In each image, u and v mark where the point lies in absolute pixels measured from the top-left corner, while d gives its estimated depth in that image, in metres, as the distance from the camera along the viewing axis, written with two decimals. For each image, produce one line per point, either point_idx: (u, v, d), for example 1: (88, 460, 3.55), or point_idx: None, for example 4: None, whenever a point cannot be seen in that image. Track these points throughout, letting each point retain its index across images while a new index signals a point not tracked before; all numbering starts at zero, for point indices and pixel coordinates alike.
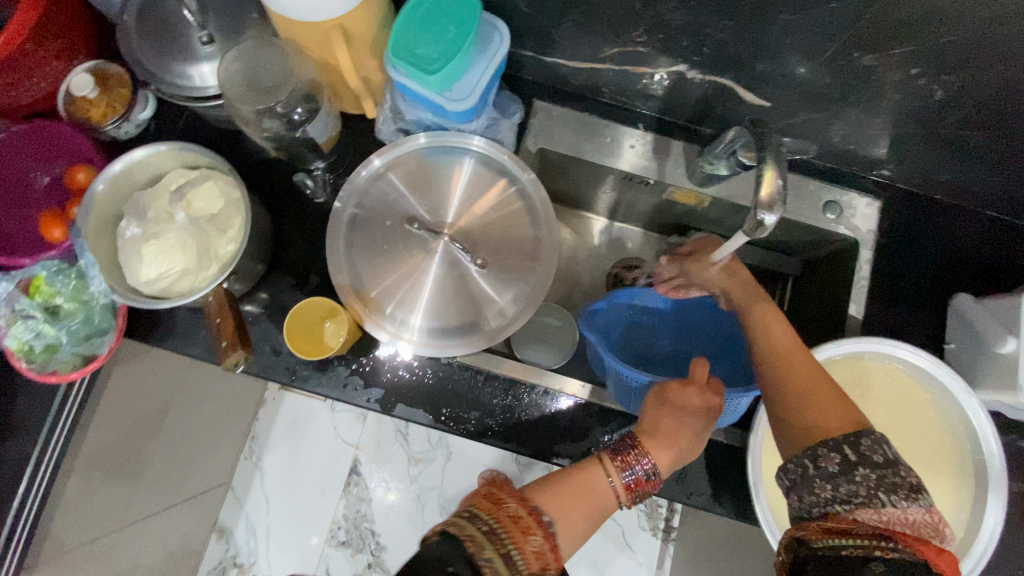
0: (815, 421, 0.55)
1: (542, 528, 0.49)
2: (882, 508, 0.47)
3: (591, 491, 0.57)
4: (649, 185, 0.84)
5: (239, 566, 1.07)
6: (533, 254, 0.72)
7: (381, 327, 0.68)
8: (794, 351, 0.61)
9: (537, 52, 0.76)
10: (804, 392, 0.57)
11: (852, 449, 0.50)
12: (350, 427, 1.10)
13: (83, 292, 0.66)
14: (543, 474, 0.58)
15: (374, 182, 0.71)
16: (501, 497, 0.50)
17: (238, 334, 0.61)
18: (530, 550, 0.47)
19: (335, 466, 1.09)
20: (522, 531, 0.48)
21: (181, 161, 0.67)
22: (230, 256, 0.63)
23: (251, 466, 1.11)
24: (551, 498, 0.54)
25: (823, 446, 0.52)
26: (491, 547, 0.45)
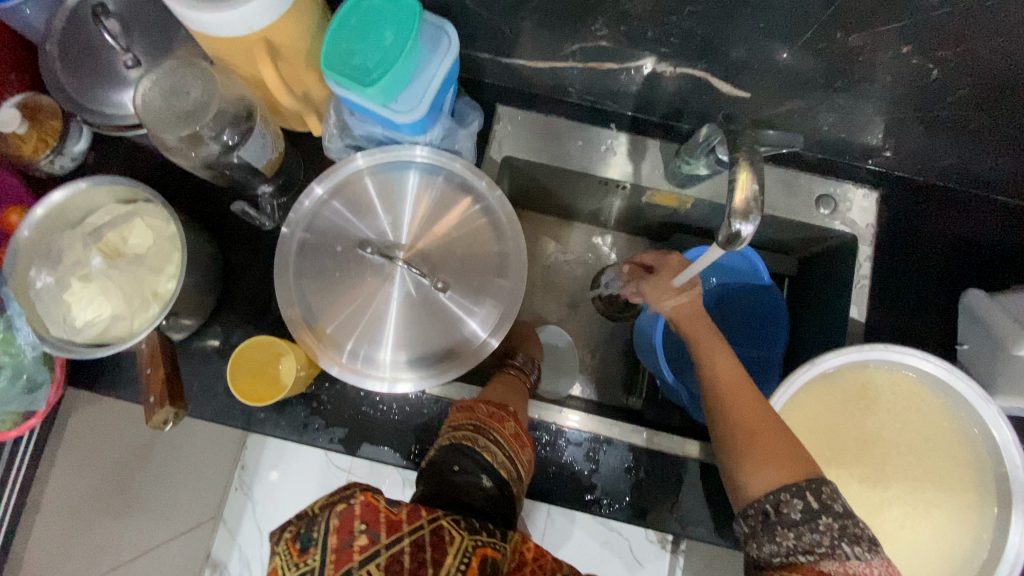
0: (768, 465, 0.52)
1: (511, 413, 0.59)
2: (846, 560, 0.46)
3: (514, 382, 0.68)
4: (626, 189, 0.78)
5: None
6: (499, 271, 0.67)
7: (338, 363, 0.63)
8: (742, 388, 0.58)
9: (495, 54, 0.70)
10: (767, 437, 0.54)
11: (815, 496, 0.49)
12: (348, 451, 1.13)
13: (10, 343, 0.60)
14: (491, 385, 0.66)
15: (319, 210, 0.66)
16: (474, 405, 0.60)
17: (167, 389, 0.57)
18: (508, 432, 0.57)
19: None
20: (498, 421, 0.57)
21: (115, 195, 0.62)
22: (170, 295, 0.59)
23: (204, 523, 0.97)
24: (501, 395, 0.63)
25: (786, 492, 0.50)
26: (484, 437, 0.55)
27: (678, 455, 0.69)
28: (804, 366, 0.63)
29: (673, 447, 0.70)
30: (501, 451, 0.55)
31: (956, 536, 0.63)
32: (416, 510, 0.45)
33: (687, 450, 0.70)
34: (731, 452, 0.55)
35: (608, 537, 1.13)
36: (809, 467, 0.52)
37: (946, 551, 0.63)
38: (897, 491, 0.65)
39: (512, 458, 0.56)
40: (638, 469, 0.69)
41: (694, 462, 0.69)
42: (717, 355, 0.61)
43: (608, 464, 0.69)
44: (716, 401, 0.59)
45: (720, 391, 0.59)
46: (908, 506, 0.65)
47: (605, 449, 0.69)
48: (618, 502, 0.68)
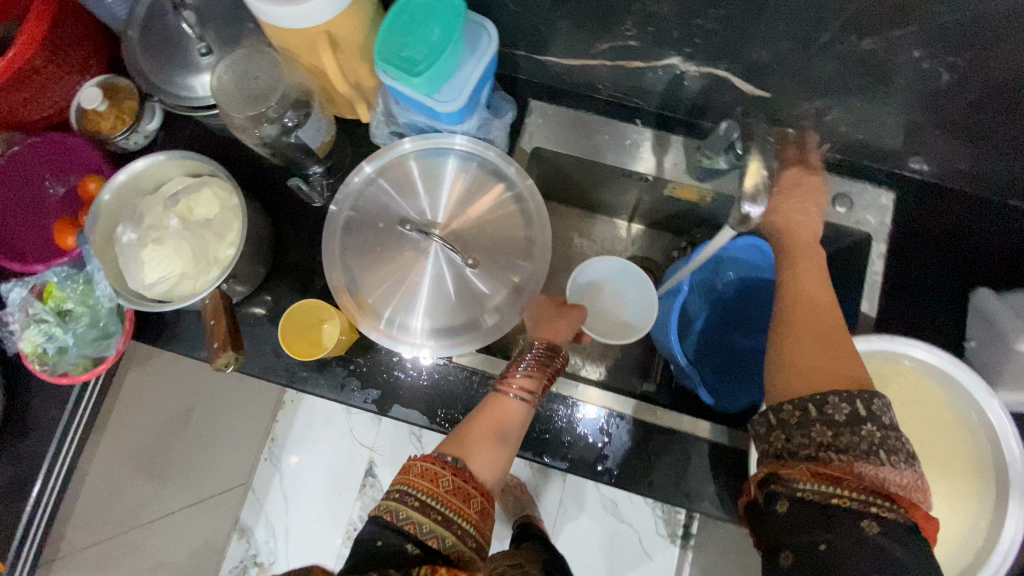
0: (821, 373, 0.52)
1: (450, 468, 0.54)
2: (880, 466, 0.47)
3: (496, 415, 0.60)
4: (649, 181, 0.82)
5: (259, 565, 1.10)
6: (526, 252, 0.72)
7: (376, 329, 0.69)
8: (815, 302, 0.57)
9: (530, 51, 0.76)
10: (818, 346, 0.54)
11: (865, 405, 0.49)
12: (366, 429, 1.13)
13: (90, 296, 0.69)
14: (460, 424, 0.61)
15: (366, 187, 0.73)
16: (412, 461, 0.56)
17: (231, 337, 0.64)
18: (441, 493, 0.53)
19: (351, 467, 1.12)
20: (429, 481, 0.53)
21: (184, 168, 0.69)
22: (229, 260, 0.66)
23: (271, 466, 1.14)
24: (454, 441, 0.58)
25: (834, 394, 0.50)
26: (405, 507, 0.52)
27: (688, 434, 0.73)
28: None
29: (684, 426, 0.74)
30: (428, 516, 0.51)
31: (953, 523, 0.65)
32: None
33: (697, 429, 0.74)
34: (778, 354, 0.56)
35: (617, 527, 1.17)
36: (854, 381, 0.51)
37: (948, 537, 0.65)
38: None
39: (447, 520, 0.52)
40: (646, 443, 0.73)
41: (703, 441, 0.73)
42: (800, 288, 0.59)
43: (619, 438, 0.73)
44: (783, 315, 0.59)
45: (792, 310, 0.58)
46: None
47: (617, 423, 0.74)
48: (627, 474, 0.73)
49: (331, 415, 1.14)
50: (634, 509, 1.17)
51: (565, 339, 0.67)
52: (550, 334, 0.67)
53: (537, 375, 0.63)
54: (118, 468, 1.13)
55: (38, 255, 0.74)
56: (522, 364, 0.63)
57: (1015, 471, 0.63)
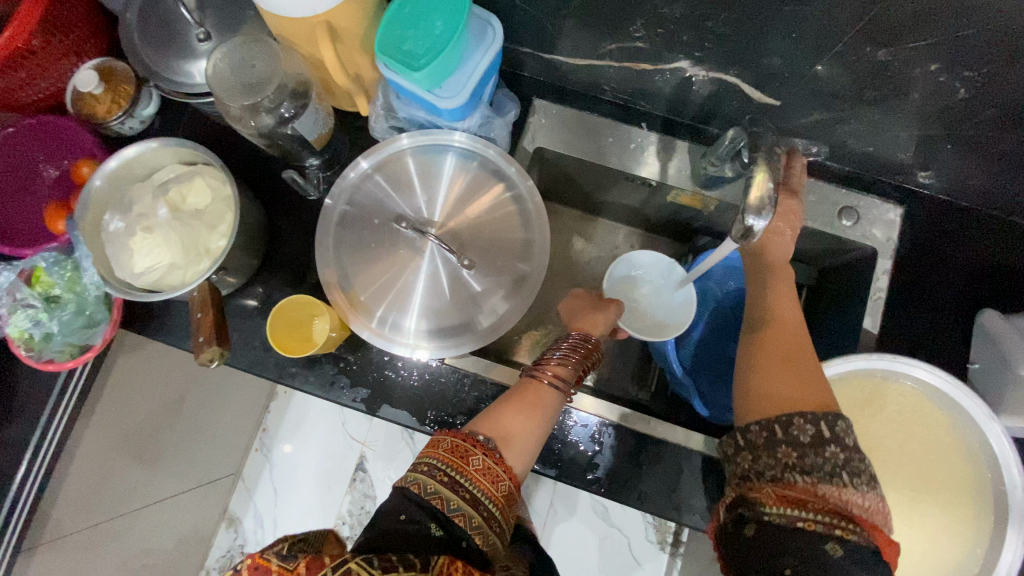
0: (793, 393, 0.51)
1: (482, 446, 0.54)
2: (844, 488, 0.46)
3: (530, 399, 0.60)
4: (652, 186, 0.80)
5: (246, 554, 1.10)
6: (524, 255, 0.71)
7: (368, 328, 0.68)
8: (789, 321, 0.58)
9: (536, 49, 0.74)
10: (789, 365, 0.54)
11: (829, 425, 0.48)
12: (358, 424, 1.14)
13: (77, 283, 0.67)
14: (491, 404, 0.61)
15: (362, 183, 0.71)
16: (440, 438, 0.55)
17: (216, 331, 0.62)
18: (471, 470, 0.53)
19: (343, 461, 1.13)
20: (460, 457, 0.53)
21: (178, 156, 0.68)
22: (221, 251, 0.64)
23: (262, 457, 1.14)
24: (486, 420, 0.58)
25: (800, 415, 0.49)
26: (432, 480, 0.51)
27: (681, 445, 0.72)
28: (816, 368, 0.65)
29: (678, 437, 0.72)
30: (456, 493, 0.51)
31: (949, 549, 0.64)
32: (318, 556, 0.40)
33: (690, 441, 0.72)
34: (755, 364, 0.56)
35: (606, 532, 1.16)
36: (823, 403, 0.51)
37: (939, 562, 0.64)
38: (895, 499, 0.66)
39: (474, 498, 0.51)
40: (638, 455, 0.72)
41: (696, 453, 0.72)
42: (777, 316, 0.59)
43: (611, 447, 0.72)
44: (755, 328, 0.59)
45: (764, 325, 0.59)
46: (904, 517, 0.66)
47: (610, 432, 0.73)
48: (618, 484, 0.71)
49: (324, 408, 1.15)
50: (624, 515, 1.16)
51: (602, 331, 0.69)
52: (588, 326, 0.69)
53: (572, 364, 0.63)
54: (107, 454, 1.12)
55: (28, 238, 0.73)
56: (557, 353, 0.64)
57: (1014, 502, 0.61)
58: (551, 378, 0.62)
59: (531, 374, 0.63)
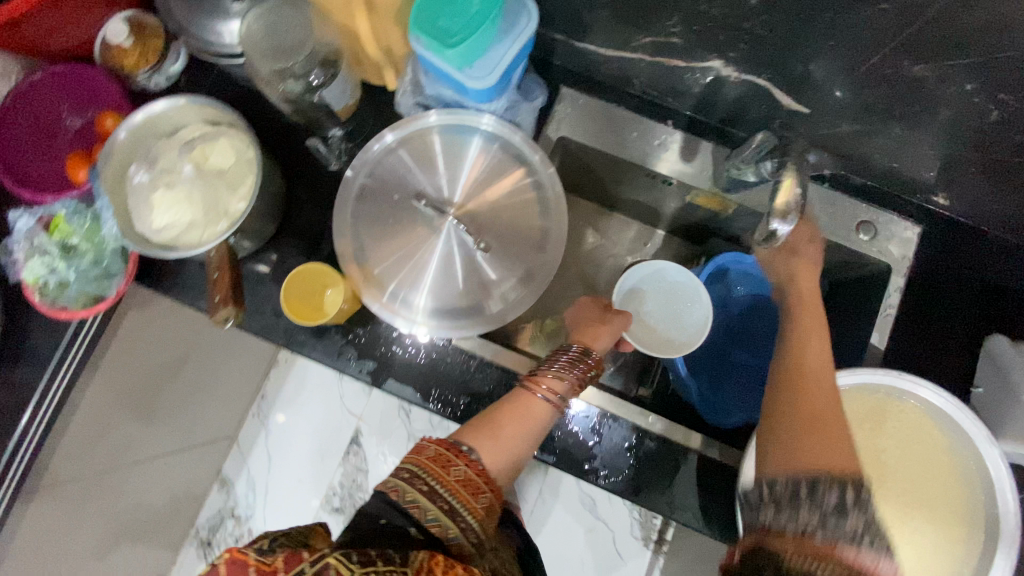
0: (820, 455, 0.50)
1: (463, 457, 0.56)
2: (863, 552, 0.45)
3: (521, 413, 0.61)
4: (673, 185, 0.80)
5: (236, 517, 1.11)
6: (539, 244, 0.71)
7: (380, 302, 0.68)
8: (818, 371, 0.57)
9: (568, 36, 0.73)
10: (818, 425, 0.52)
11: (855, 489, 0.47)
12: (355, 397, 1.12)
13: (95, 234, 0.68)
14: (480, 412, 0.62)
15: (385, 156, 0.71)
16: (424, 443, 0.57)
17: (232, 291, 0.62)
18: (451, 479, 0.54)
19: (336, 435, 1.11)
20: (440, 467, 0.55)
21: (202, 115, 0.67)
22: (239, 214, 0.65)
23: (257, 423, 1.15)
24: (471, 430, 0.60)
25: (825, 477, 0.48)
26: (412, 487, 0.53)
27: (679, 443, 0.73)
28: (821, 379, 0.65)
29: (677, 435, 0.73)
30: (433, 502, 0.53)
31: (936, 565, 0.65)
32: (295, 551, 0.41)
33: (689, 440, 0.73)
34: (784, 417, 0.54)
35: (592, 525, 1.18)
36: (852, 463, 0.49)
37: None
38: (887, 514, 0.67)
39: (451, 509, 0.53)
40: (637, 450, 0.73)
41: (694, 452, 0.72)
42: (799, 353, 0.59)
43: (610, 438, 0.73)
44: (784, 376, 0.58)
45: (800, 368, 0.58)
46: (894, 530, 0.67)
47: (610, 424, 0.73)
48: (615, 477, 0.72)
49: (320, 378, 1.14)
50: (611, 510, 1.17)
51: (603, 345, 0.68)
52: (588, 338, 0.67)
53: (569, 378, 0.63)
54: (111, 407, 1.12)
55: (48, 185, 0.73)
56: (554, 365, 0.64)
57: (1006, 526, 0.61)
58: (543, 393, 0.62)
59: (525, 385, 0.63)
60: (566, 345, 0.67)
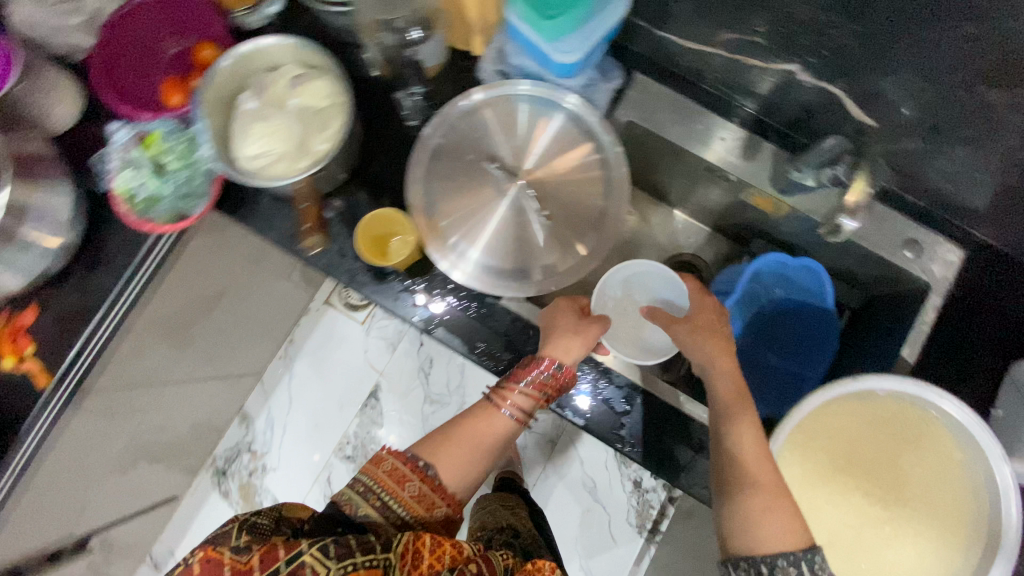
0: (770, 538, 0.59)
1: (418, 474, 0.66)
2: None
3: (484, 428, 0.71)
4: (728, 181, 0.82)
5: (252, 451, 1.38)
6: (598, 222, 0.75)
7: (442, 253, 0.73)
8: (756, 452, 0.64)
9: (651, 24, 0.77)
10: (775, 505, 0.60)
11: (809, 566, 0.57)
12: (378, 354, 1.37)
13: (189, 154, 0.72)
14: (440, 428, 0.72)
15: (466, 117, 0.74)
16: (381, 459, 0.66)
17: (318, 222, 0.74)
18: (406, 495, 0.64)
19: (360, 386, 1.39)
20: (396, 483, 0.65)
21: (299, 56, 0.71)
22: (322, 155, 0.69)
23: (280, 367, 1.40)
24: (430, 447, 0.69)
25: (783, 558, 0.58)
26: (366, 505, 0.63)
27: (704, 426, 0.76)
28: (775, 430, 0.68)
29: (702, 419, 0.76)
30: (387, 515, 0.63)
31: (930, 568, 0.68)
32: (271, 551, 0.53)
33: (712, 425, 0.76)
34: (739, 486, 0.63)
35: (590, 505, 1.26)
36: (801, 537, 0.59)
37: None
38: (891, 513, 0.70)
39: (405, 522, 0.63)
40: (664, 426, 0.76)
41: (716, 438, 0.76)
42: (743, 425, 0.66)
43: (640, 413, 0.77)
44: (730, 449, 0.65)
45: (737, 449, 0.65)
46: (897, 530, 0.69)
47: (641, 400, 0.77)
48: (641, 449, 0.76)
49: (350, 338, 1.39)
50: (611, 494, 1.25)
51: (574, 356, 0.72)
52: (560, 353, 0.71)
53: (534, 396, 0.71)
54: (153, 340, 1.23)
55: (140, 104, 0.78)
56: (525, 383, 0.71)
57: (1005, 539, 0.63)
58: (508, 408, 0.72)
59: (491, 400, 0.73)
60: (535, 358, 0.72)
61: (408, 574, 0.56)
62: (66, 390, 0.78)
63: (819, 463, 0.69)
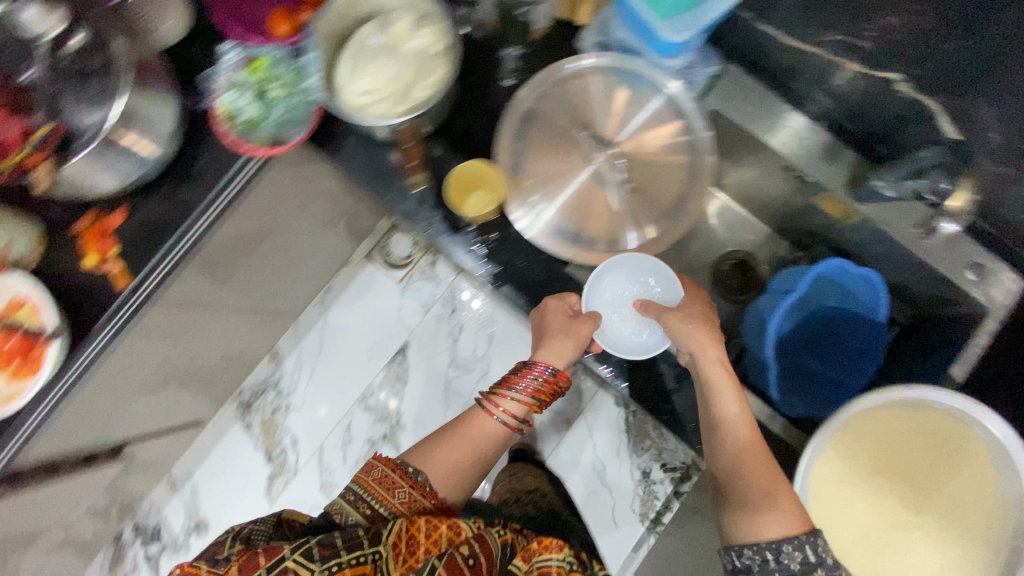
0: (770, 524, 0.61)
1: (408, 481, 0.71)
2: None
3: (477, 434, 0.75)
4: (804, 181, 0.83)
5: (279, 389, 1.52)
6: (674, 204, 0.78)
7: (521, 211, 0.77)
8: (748, 442, 0.66)
9: (756, 16, 0.78)
10: (770, 485, 0.63)
11: (811, 549, 0.59)
12: (412, 313, 1.51)
13: (295, 85, 0.75)
14: (434, 435, 0.77)
15: (565, 81, 0.77)
16: (372, 469, 0.72)
17: (422, 159, 0.78)
18: (395, 501, 0.70)
19: (389, 341, 1.51)
20: (386, 490, 0.70)
21: (412, 7, 0.75)
22: (420, 103, 0.73)
23: (316, 311, 1.54)
24: (421, 456, 0.74)
25: (789, 544, 0.59)
26: (354, 511, 0.69)
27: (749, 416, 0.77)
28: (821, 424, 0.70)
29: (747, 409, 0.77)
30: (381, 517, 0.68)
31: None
32: (253, 559, 0.60)
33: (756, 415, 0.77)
34: (742, 476, 0.65)
35: (596, 488, 1.30)
36: (804, 519, 0.61)
37: None
38: (920, 522, 0.71)
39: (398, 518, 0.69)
40: None
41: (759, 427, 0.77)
42: (738, 412, 0.68)
43: None
44: (724, 442, 0.67)
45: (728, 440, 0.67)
46: (924, 538, 0.71)
47: None
48: None
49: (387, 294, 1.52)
50: (618, 480, 1.29)
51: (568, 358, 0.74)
52: (553, 359, 0.73)
53: (525, 400, 0.74)
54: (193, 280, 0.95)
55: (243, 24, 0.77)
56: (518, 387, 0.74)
57: None
58: (501, 412, 0.75)
59: (484, 406, 0.76)
60: (528, 363, 0.75)
61: (401, 561, 0.63)
62: (139, 298, 0.81)
63: (859, 462, 0.71)
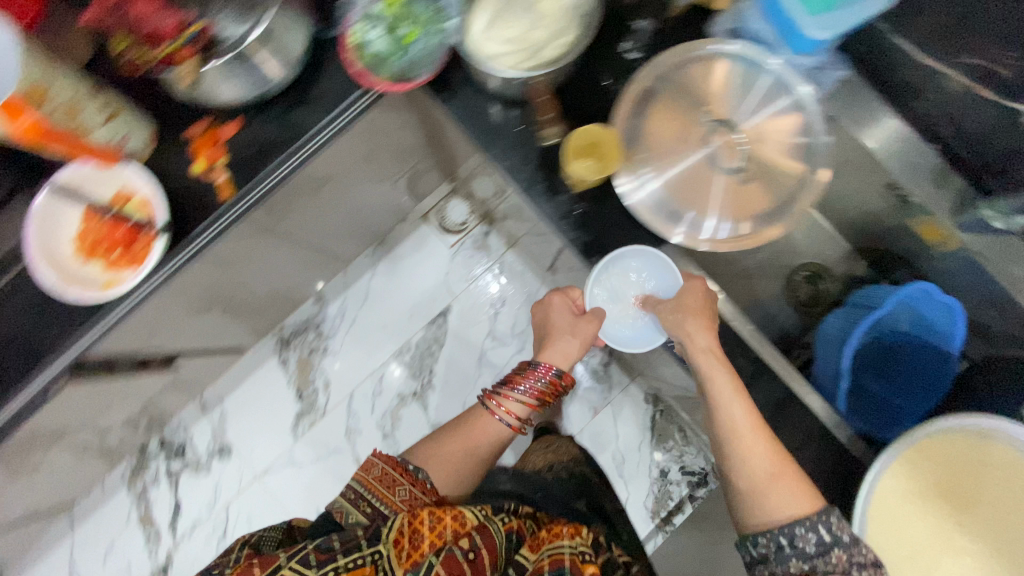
0: (780, 506, 0.65)
1: (407, 479, 0.77)
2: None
3: (479, 433, 0.82)
4: (905, 202, 0.84)
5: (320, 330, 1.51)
6: (779, 205, 0.78)
7: (631, 177, 0.77)
8: (749, 428, 0.69)
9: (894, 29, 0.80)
10: (776, 468, 0.67)
11: (826, 529, 0.63)
12: (460, 279, 1.52)
13: (428, 27, 0.78)
14: (434, 436, 0.84)
15: (692, 65, 0.79)
16: (371, 472, 0.77)
17: (556, 113, 0.77)
18: (395, 499, 0.74)
19: (433, 303, 1.51)
20: (386, 490, 0.75)
21: None
22: (547, 62, 0.75)
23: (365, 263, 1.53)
24: (423, 457, 0.80)
25: (801, 526, 0.64)
26: (355, 513, 0.72)
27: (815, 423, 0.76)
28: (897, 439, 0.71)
29: (815, 415, 0.76)
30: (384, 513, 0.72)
31: None
32: (251, 568, 0.61)
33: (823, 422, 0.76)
34: (749, 464, 0.68)
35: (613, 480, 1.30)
36: (812, 500, 0.65)
37: None
38: (975, 546, 0.72)
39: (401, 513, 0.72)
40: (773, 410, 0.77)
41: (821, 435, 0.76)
42: (736, 404, 0.70)
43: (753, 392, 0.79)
44: (724, 432, 0.70)
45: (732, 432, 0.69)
46: (976, 561, 0.72)
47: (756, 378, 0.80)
48: None
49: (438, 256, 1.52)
50: (636, 475, 1.30)
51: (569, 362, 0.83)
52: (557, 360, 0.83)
53: (526, 401, 0.83)
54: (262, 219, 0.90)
55: None
56: (521, 388, 0.83)
57: None
58: (504, 412, 0.83)
59: (486, 407, 0.84)
60: (527, 366, 0.84)
61: (404, 554, 0.65)
62: (233, 212, 0.80)
63: (927, 480, 0.72)
